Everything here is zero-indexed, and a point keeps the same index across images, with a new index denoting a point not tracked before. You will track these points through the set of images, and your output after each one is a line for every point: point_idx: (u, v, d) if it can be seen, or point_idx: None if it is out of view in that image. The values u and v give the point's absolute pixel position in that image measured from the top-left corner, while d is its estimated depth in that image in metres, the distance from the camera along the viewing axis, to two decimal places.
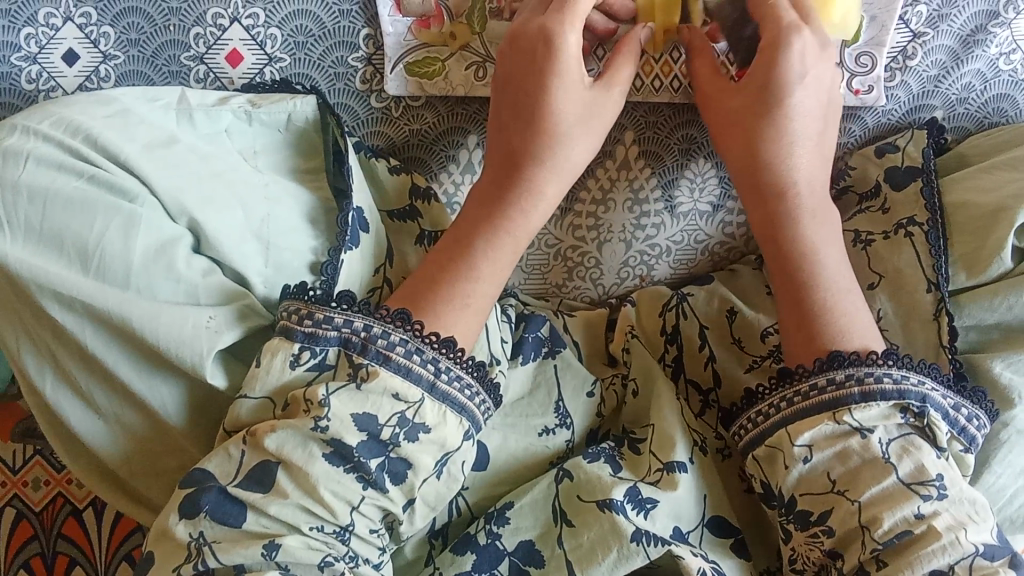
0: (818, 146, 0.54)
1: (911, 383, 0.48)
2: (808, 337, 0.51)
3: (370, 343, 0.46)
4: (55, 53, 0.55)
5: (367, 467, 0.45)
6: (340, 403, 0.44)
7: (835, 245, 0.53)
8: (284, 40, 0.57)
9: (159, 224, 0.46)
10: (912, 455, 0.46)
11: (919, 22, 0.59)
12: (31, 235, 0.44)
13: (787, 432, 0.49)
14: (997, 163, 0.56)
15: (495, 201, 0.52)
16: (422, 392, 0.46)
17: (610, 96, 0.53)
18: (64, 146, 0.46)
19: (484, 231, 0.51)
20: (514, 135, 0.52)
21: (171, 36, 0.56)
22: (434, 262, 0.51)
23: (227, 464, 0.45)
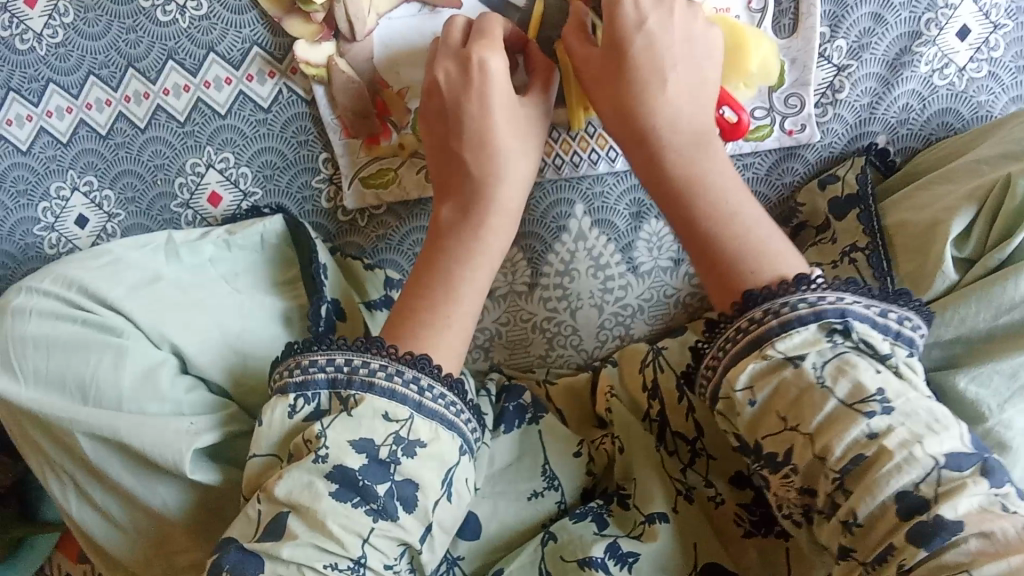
0: (690, 92, 0.55)
1: (829, 303, 0.47)
2: (723, 273, 0.51)
3: (353, 376, 0.48)
4: (68, 220, 0.65)
5: (374, 493, 0.45)
6: (337, 433, 0.46)
7: (744, 188, 0.54)
8: (254, 175, 0.64)
9: (146, 353, 0.53)
10: (848, 374, 0.44)
11: (842, 55, 0.60)
12: (41, 379, 0.52)
13: (725, 380, 0.49)
14: (933, 178, 0.58)
15: (458, 223, 0.56)
16: (410, 410, 0.47)
17: (536, 106, 0.58)
18: (62, 297, 0.54)
19: (459, 256, 0.55)
20: (467, 161, 0.56)
21: (161, 188, 0.64)
22: (414, 292, 0.54)
23: (246, 525, 0.46)
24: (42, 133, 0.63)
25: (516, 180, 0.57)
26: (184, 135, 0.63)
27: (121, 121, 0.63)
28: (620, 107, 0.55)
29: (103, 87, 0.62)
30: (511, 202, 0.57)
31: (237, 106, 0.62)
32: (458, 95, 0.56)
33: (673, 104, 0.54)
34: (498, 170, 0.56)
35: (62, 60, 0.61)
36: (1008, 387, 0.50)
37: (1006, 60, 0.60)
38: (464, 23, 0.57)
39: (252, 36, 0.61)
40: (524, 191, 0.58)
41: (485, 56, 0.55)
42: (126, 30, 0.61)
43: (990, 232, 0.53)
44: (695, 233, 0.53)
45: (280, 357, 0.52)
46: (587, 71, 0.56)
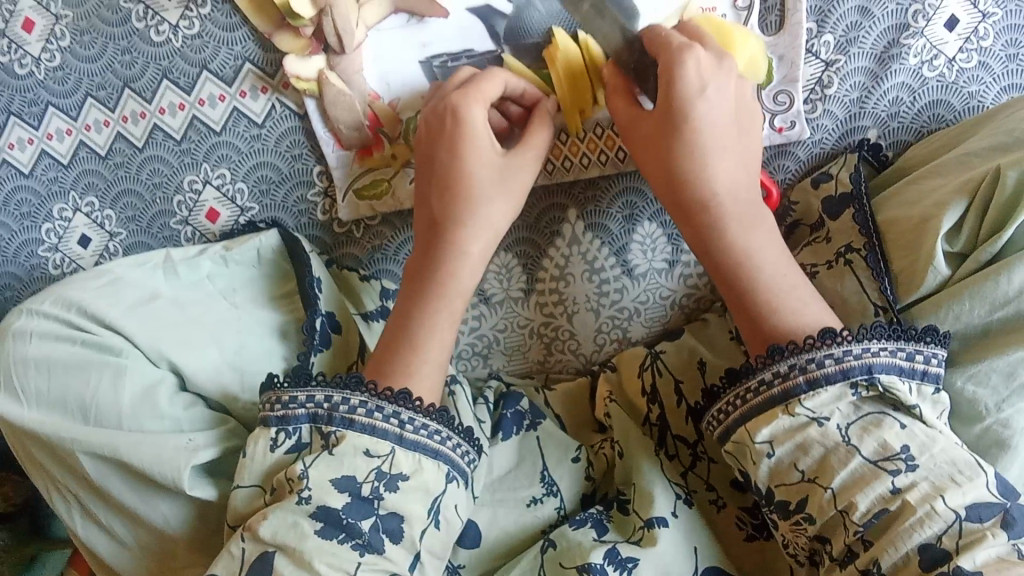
0: (730, 145, 0.55)
1: (855, 359, 0.48)
2: (758, 327, 0.52)
3: (333, 412, 0.50)
4: (71, 240, 0.66)
5: (359, 529, 0.47)
6: (318, 472, 0.48)
7: (770, 242, 0.55)
8: (250, 190, 0.65)
9: (144, 372, 0.55)
10: (875, 432, 0.47)
11: (829, 50, 0.60)
12: (44, 400, 0.54)
13: (747, 430, 0.50)
14: (925, 171, 0.58)
15: (426, 270, 0.56)
16: (391, 445, 0.49)
17: (524, 160, 0.57)
18: (64, 320, 0.55)
19: (428, 300, 0.55)
20: (436, 207, 0.57)
21: (160, 207, 0.65)
22: (391, 333, 0.55)
23: (231, 563, 0.47)
24: (43, 155, 0.64)
25: (482, 227, 0.56)
26: (181, 153, 0.64)
27: (119, 140, 0.64)
28: (656, 159, 0.55)
29: (101, 107, 0.63)
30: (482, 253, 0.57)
31: (232, 122, 0.63)
32: (437, 150, 0.56)
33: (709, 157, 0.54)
34: (475, 224, 0.56)
35: (59, 83, 0.63)
36: (1006, 386, 0.50)
37: (996, 49, 0.60)
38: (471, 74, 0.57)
39: (244, 53, 0.62)
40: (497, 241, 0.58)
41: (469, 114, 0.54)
42: (121, 52, 0.62)
43: (979, 229, 0.53)
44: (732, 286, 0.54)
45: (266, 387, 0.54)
46: (636, 129, 0.56)
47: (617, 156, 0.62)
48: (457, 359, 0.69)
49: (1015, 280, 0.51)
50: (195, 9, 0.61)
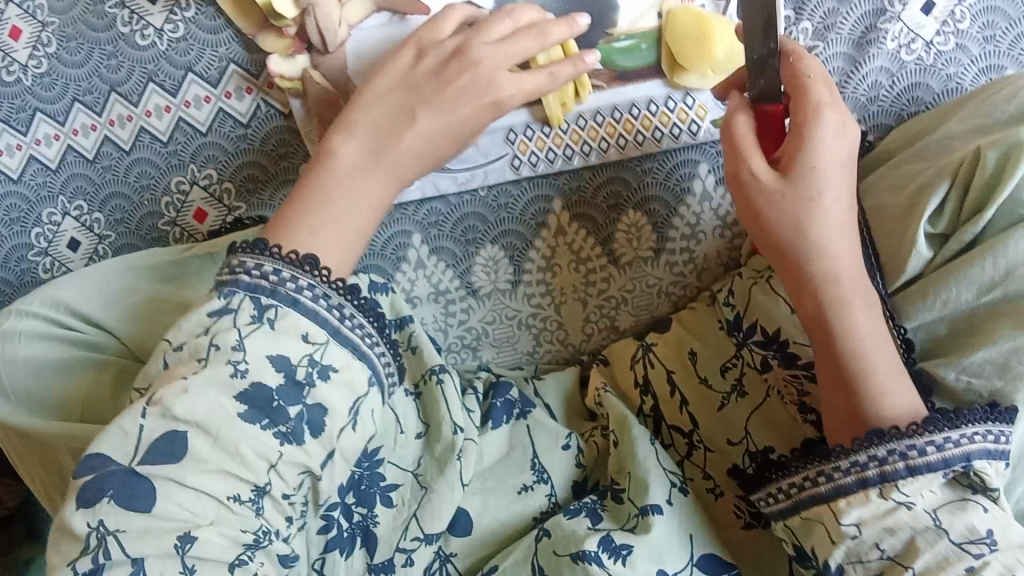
0: (845, 224, 0.52)
1: (955, 447, 0.47)
2: (850, 403, 0.50)
3: (277, 288, 0.46)
4: (60, 243, 0.67)
5: (285, 416, 0.45)
6: (253, 344, 0.45)
7: (878, 328, 0.52)
8: (237, 190, 0.66)
9: (131, 369, 0.57)
10: (962, 516, 0.46)
11: (808, 37, 0.60)
12: (29, 400, 0.54)
13: (829, 508, 0.49)
14: (907, 156, 0.58)
15: (345, 154, 0.52)
16: (327, 336, 0.47)
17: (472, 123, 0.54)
18: (50, 319, 0.56)
19: (343, 174, 0.51)
20: (406, 131, 0.53)
21: (148, 208, 0.66)
22: (307, 190, 0.51)
23: (123, 442, 0.43)
24: (31, 160, 0.65)
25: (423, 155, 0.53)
26: (168, 155, 0.64)
27: (107, 144, 0.64)
28: (775, 229, 0.52)
29: (88, 112, 0.64)
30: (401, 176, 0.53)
31: (218, 123, 0.64)
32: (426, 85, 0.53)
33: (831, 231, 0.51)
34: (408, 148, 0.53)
35: (46, 89, 0.63)
36: (1000, 377, 0.50)
37: (973, 31, 0.61)
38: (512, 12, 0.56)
39: (228, 55, 0.62)
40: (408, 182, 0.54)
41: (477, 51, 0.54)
42: (107, 56, 0.63)
43: (961, 207, 0.54)
44: (829, 360, 0.51)
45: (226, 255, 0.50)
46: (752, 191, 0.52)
47: (600, 148, 0.63)
48: (447, 352, 0.70)
49: (1002, 262, 0.51)
50: (179, 12, 0.61)
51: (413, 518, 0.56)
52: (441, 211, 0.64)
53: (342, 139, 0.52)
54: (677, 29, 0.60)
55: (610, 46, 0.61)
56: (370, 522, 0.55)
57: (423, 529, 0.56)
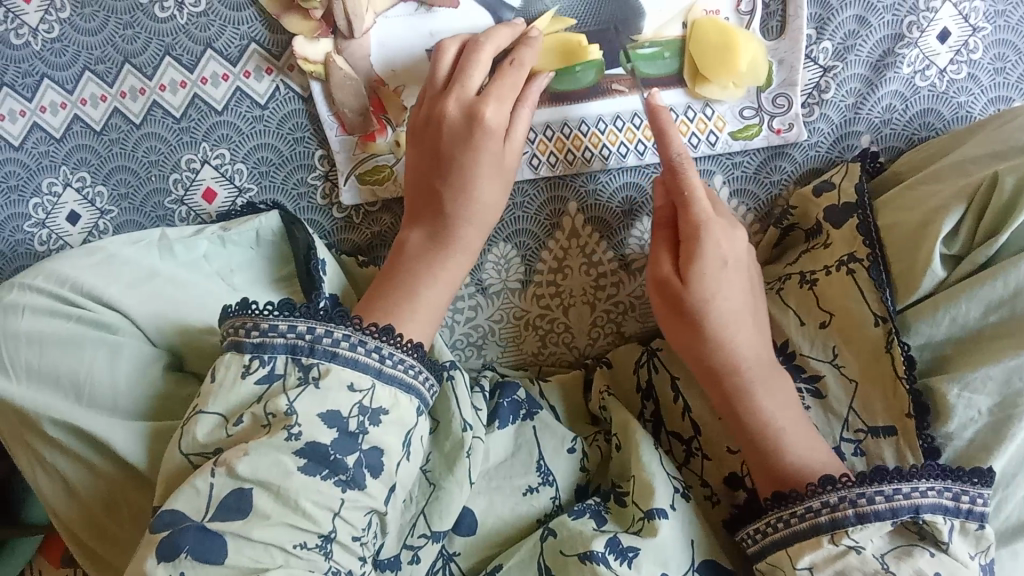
0: (744, 317, 0.58)
1: (903, 498, 0.51)
2: (769, 469, 0.55)
3: (315, 343, 0.47)
4: (60, 216, 0.64)
5: (343, 465, 0.45)
6: (304, 407, 0.45)
7: (790, 405, 0.56)
8: (250, 171, 0.64)
9: (139, 350, 0.54)
10: (909, 561, 0.50)
11: (827, 57, 0.62)
12: (33, 375, 0.51)
13: (787, 553, 0.53)
14: (926, 176, 0.59)
15: (426, 239, 0.55)
16: (371, 380, 0.47)
17: (491, 154, 0.56)
18: (53, 295, 0.54)
19: (431, 257, 0.55)
20: (445, 200, 0.56)
21: (154, 184, 0.64)
22: (399, 277, 0.54)
23: (196, 500, 0.44)
24: (35, 128, 0.63)
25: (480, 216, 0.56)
26: (180, 131, 0.63)
27: (117, 116, 0.63)
28: (684, 327, 0.58)
29: (98, 82, 0.62)
30: (474, 242, 0.56)
31: (234, 102, 0.63)
32: (434, 140, 0.56)
33: (728, 325, 0.57)
34: (472, 215, 0.56)
35: (57, 56, 0.62)
36: (1001, 391, 0.52)
37: (985, 62, 0.63)
38: (455, 47, 0.58)
39: (250, 33, 0.62)
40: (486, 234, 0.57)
41: (463, 92, 0.56)
42: (123, 26, 0.61)
43: (976, 230, 0.55)
44: (743, 435, 0.56)
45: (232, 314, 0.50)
46: (665, 294, 0.59)
47: (618, 151, 0.64)
48: (452, 350, 0.69)
49: (1011, 282, 0.53)
50: None
51: (421, 515, 0.56)
52: None
53: (412, 231, 0.56)
54: (702, 40, 0.61)
55: (635, 51, 0.62)
56: None
57: (430, 526, 0.56)
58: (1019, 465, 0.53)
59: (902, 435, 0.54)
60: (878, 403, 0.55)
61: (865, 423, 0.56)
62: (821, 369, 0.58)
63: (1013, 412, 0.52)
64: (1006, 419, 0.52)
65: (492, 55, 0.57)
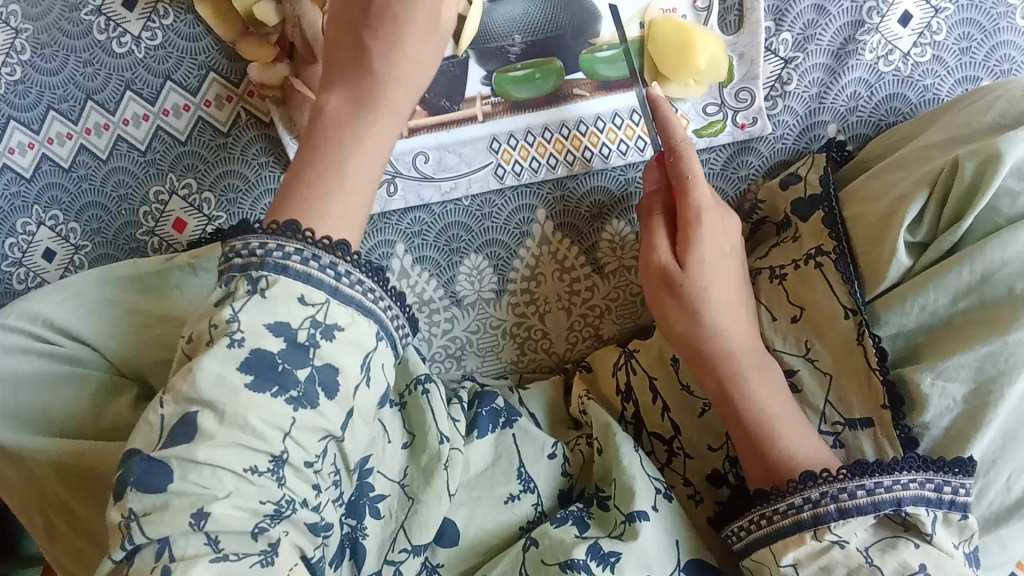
0: (738, 308, 0.58)
1: (884, 491, 0.50)
2: (759, 458, 0.54)
3: (266, 259, 0.45)
4: (36, 254, 0.65)
5: (293, 380, 0.43)
6: (249, 316, 0.43)
7: (783, 393, 0.56)
8: (217, 199, 0.64)
9: (106, 380, 0.57)
10: (893, 554, 0.49)
11: (787, 48, 0.63)
12: (10, 417, 0.53)
13: (771, 550, 0.52)
14: (888, 164, 0.59)
15: (350, 106, 0.50)
16: (325, 295, 0.45)
17: (426, 1, 0.50)
18: (29, 333, 0.55)
19: (355, 124, 0.50)
20: (373, 53, 0.50)
21: (126, 218, 0.64)
22: (318, 150, 0.49)
23: (148, 433, 0.42)
24: (5, 169, 0.63)
25: (409, 74, 0.51)
26: (146, 164, 0.64)
27: (83, 153, 0.63)
28: (681, 312, 0.57)
29: (63, 120, 0.63)
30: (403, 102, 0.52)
31: (197, 131, 0.63)
32: None
33: (723, 313, 0.57)
34: (403, 72, 0.51)
35: (20, 97, 0.62)
36: (974, 379, 0.52)
37: (949, 43, 0.63)
38: None
39: (207, 63, 0.62)
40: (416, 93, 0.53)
41: None
42: (83, 64, 0.62)
43: (940, 217, 0.55)
44: (737, 423, 0.56)
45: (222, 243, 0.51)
46: (659, 279, 0.58)
47: (583, 156, 0.64)
48: (431, 363, 0.69)
49: (978, 267, 0.52)
50: (158, 19, 0.61)
51: (402, 530, 0.56)
52: (424, 220, 0.64)
53: (333, 92, 0.51)
54: (662, 40, 0.60)
55: (593, 55, 0.61)
56: (358, 534, 0.55)
57: (411, 540, 0.56)
58: (999, 449, 0.53)
59: (879, 425, 0.54)
60: (853, 396, 0.55)
61: (841, 416, 0.55)
62: (794, 364, 0.58)
63: (987, 399, 0.51)
64: (982, 406, 0.52)
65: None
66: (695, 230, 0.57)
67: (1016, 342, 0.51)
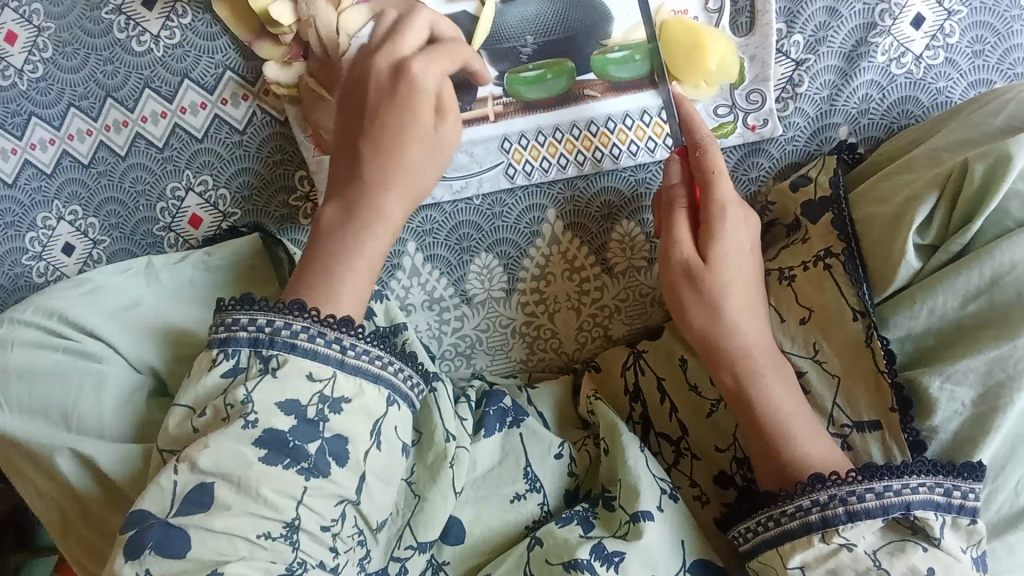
0: (754, 309, 0.57)
1: (893, 495, 0.49)
2: (771, 458, 0.54)
3: (275, 336, 0.48)
4: (55, 248, 0.66)
5: (305, 452, 0.46)
6: (261, 395, 0.46)
7: (796, 393, 0.55)
8: (232, 197, 0.65)
9: (125, 378, 0.56)
10: (902, 558, 0.49)
11: (799, 50, 0.63)
12: (25, 408, 0.54)
13: (778, 552, 0.52)
14: (899, 167, 0.59)
15: (342, 218, 0.53)
16: (333, 370, 0.48)
17: (420, 127, 0.55)
18: (44, 328, 0.56)
19: (347, 234, 0.53)
20: (368, 168, 0.54)
21: (143, 214, 0.66)
22: (317, 254, 0.52)
23: (161, 497, 0.44)
24: (27, 165, 0.65)
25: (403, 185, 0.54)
26: (163, 160, 0.65)
27: (102, 149, 0.64)
28: (701, 309, 0.57)
29: (84, 117, 0.64)
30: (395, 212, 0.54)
31: (213, 129, 0.64)
32: (373, 106, 0.55)
33: (742, 312, 0.57)
34: (396, 184, 0.54)
35: (42, 94, 0.64)
36: (983, 384, 0.51)
37: (962, 45, 0.63)
38: (393, 19, 0.58)
39: (224, 62, 0.63)
40: (408, 206, 0.55)
41: (411, 71, 0.55)
42: (103, 61, 0.63)
43: (950, 219, 0.55)
44: (751, 423, 0.55)
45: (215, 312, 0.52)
46: (679, 277, 0.58)
47: (593, 157, 0.64)
48: (441, 360, 0.70)
49: (987, 271, 0.52)
50: (176, 19, 0.62)
51: (407, 527, 0.56)
52: (436, 219, 0.65)
53: (328, 204, 0.54)
54: (671, 43, 0.61)
55: (604, 56, 0.62)
56: None
57: (417, 537, 0.56)
58: (1008, 455, 0.52)
59: (887, 429, 0.53)
60: (861, 398, 0.55)
61: (850, 418, 0.55)
62: (803, 365, 0.58)
63: (996, 404, 0.51)
64: (990, 410, 0.51)
65: (426, 24, 0.58)
66: (717, 226, 0.57)
67: None
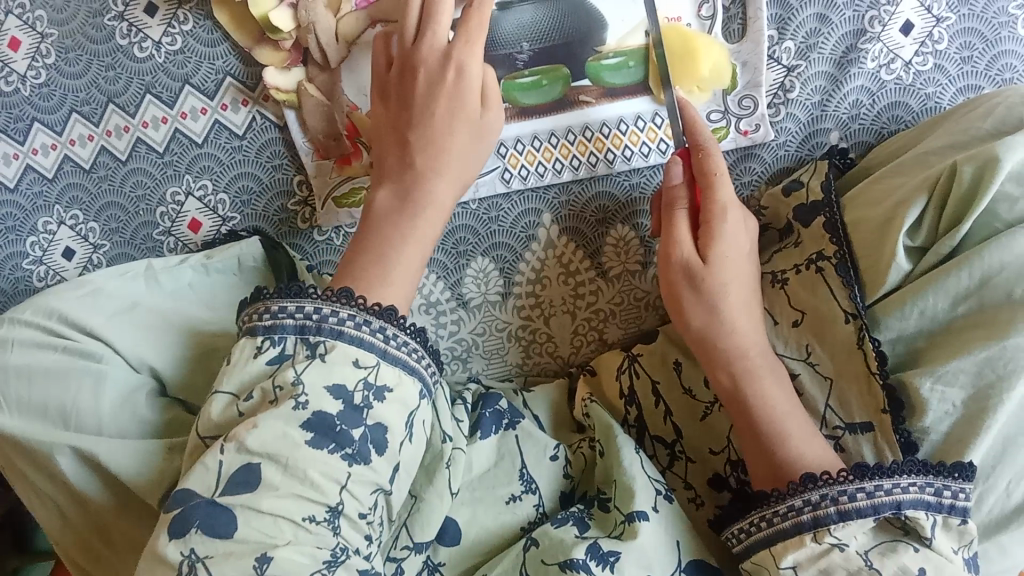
0: (752, 310, 0.58)
1: (884, 494, 0.50)
2: (768, 458, 0.54)
3: (322, 323, 0.48)
4: (55, 252, 0.67)
5: (349, 438, 0.46)
6: (310, 378, 0.47)
7: (790, 395, 0.56)
8: (231, 201, 0.66)
9: (124, 378, 0.56)
10: (892, 558, 0.49)
11: (790, 57, 0.64)
12: (23, 407, 0.54)
13: (770, 552, 0.52)
14: (891, 170, 0.59)
15: (395, 203, 0.55)
16: (376, 358, 0.48)
17: (467, 112, 0.57)
18: (43, 328, 0.57)
19: (404, 215, 0.55)
20: (416, 151, 0.56)
21: (143, 218, 0.66)
22: (372, 236, 0.54)
23: (206, 477, 0.44)
24: (28, 169, 0.66)
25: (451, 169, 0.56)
26: (164, 165, 0.65)
27: (104, 155, 0.65)
28: (701, 309, 0.57)
29: (85, 122, 0.65)
30: (442, 195, 0.56)
31: (213, 134, 0.65)
32: (420, 93, 0.57)
33: (740, 312, 0.57)
34: (444, 167, 0.56)
35: (45, 100, 0.65)
36: (974, 384, 0.52)
37: (950, 52, 0.64)
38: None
39: (225, 67, 0.64)
40: (454, 190, 0.57)
41: (463, 59, 0.56)
42: (105, 68, 0.64)
43: (939, 221, 0.55)
44: (747, 425, 0.55)
45: (249, 304, 0.52)
46: (680, 278, 0.58)
47: (588, 162, 0.65)
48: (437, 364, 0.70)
49: (977, 272, 0.53)
50: (177, 25, 0.63)
51: (403, 527, 0.56)
52: None
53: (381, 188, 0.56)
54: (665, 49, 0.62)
55: (598, 62, 0.63)
56: None
57: (412, 537, 0.56)
58: (998, 455, 0.53)
59: (880, 430, 0.53)
60: (853, 400, 0.55)
61: (842, 420, 0.55)
62: (796, 367, 0.58)
63: (986, 404, 0.51)
64: (980, 411, 0.51)
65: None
66: (715, 227, 0.58)
67: (1013, 346, 0.51)
